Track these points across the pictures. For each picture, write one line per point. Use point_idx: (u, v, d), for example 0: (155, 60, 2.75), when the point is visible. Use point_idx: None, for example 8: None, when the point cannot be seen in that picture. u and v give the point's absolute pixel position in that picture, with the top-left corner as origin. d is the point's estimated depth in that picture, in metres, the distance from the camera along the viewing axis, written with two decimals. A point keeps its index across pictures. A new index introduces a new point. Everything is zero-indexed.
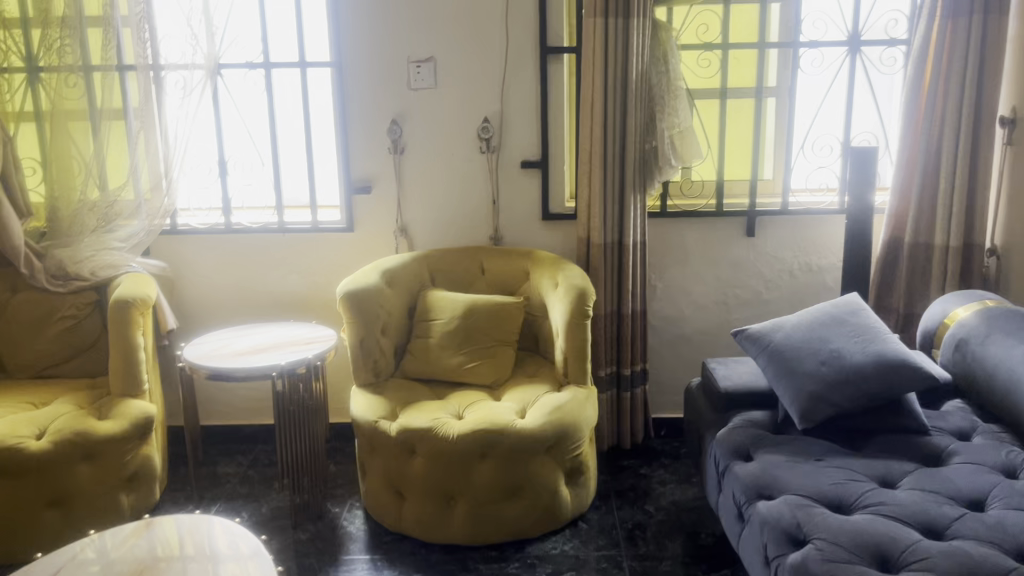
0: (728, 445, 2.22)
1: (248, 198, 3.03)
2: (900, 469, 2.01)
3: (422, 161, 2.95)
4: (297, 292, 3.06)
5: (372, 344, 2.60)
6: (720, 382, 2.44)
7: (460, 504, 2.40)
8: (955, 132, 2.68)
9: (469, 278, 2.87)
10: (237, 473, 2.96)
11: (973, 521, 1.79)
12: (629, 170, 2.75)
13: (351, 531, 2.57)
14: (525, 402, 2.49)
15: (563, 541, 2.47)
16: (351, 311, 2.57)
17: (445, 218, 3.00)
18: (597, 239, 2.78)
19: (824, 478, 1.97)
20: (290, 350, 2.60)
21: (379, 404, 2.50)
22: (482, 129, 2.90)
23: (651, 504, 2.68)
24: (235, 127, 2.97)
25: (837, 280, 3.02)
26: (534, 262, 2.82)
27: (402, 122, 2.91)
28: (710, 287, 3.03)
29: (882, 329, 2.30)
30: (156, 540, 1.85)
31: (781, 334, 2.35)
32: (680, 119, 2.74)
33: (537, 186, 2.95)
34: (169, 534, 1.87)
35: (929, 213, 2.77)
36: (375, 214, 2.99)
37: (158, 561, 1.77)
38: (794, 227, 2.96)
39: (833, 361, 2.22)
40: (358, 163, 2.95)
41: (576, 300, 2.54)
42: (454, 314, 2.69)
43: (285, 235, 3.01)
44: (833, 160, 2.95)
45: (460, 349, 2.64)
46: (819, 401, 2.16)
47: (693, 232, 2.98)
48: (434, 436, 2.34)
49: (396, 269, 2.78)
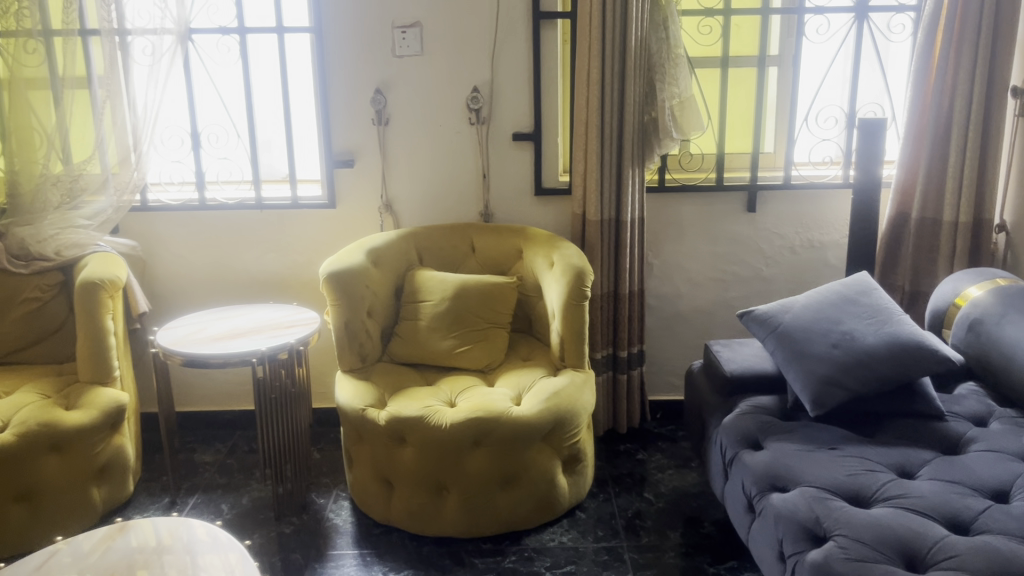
0: (736, 432, 2.12)
1: (223, 172, 2.87)
2: (918, 458, 1.92)
3: (408, 133, 2.79)
4: (276, 272, 2.91)
5: (357, 327, 2.46)
6: (725, 365, 2.33)
7: (453, 495, 2.28)
8: (967, 103, 2.56)
9: (459, 256, 2.73)
10: (215, 461, 2.82)
11: (999, 513, 1.69)
12: (628, 142, 2.61)
13: (337, 523, 2.45)
14: (520, 388, 2.37)
15: (560, 532, 2.36)
16: (335, 293, 2.43)
17: (432, 194, 2.85)
18: (593, 214, 2.65)
19: (840, 468, 1.87)
20: (270, 334, 2.45)
21: (366, 391, 2.37)
22: (471, 99, 2.74)
23: (650, 491, 2.57)
24: (208, 97, 2.79)
25: (839, 257, 2.91)
26: (527, 240, 2.69)
27: (386, 91, 2.75)
28: (708, 265, 2.91)
29: (896, 309, 2.19)
30: (134, 540, 1.72)
31: (790, 315, 2.24)
32: (682, 88, 2.60)
33: (529, 160, 2.81)
34: (147, 533, 1.74)
35: (937, 188, 2.66)
36: (358, 189, 2.83)
37: (144, 559, 1.65)
38: (797, 202, 2.85)
39: (846, 344, 2.11)
40: (339, 135, 2.79)
41: (573, 280, 2.42)
42: (445, 295, 2.55)
43: (262, 211, 2.85)
44: (837, 133, 2.83)
45: (450, 331, 2.51)
46: (831, 385, 2.05)
47: (691, 208, 2.85)
48: (426, 425, 2.22)
49: (383, 247, 2.63)
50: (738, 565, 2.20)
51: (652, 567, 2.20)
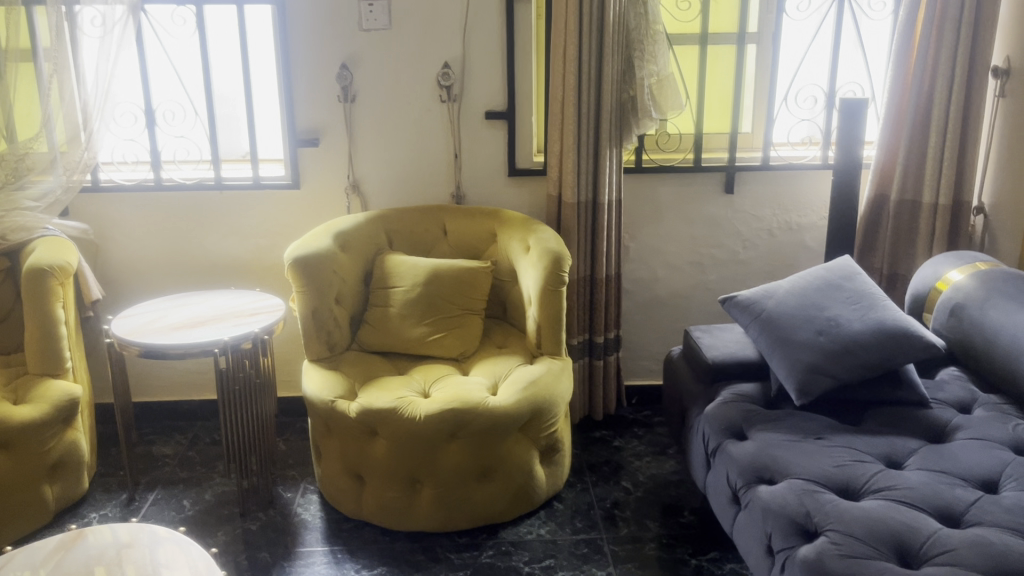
0: (719, 422, 2.06)
1: (180, 152, 2.72)
2: (905, 447, 1.88)
3: (377, 110, 2.67)
4: (237, 256, 2.78)
5: (325, 315, 2.35)
6: (706, 352, 2.27)
7: (427, 488, 2.20)
8: (949, 84, 2.52)
9: (430, 240, 2.63)
10: (176, 454, 2.70)
11: (991, 505, 1.66)
12: (605, 121, 2.53)
13: (305, 519, 2.35)
14: (496, 377, 2.29)
15: (537, 525, 2.30)
16: (301, 278, 2.32)
17: (401, 174, 2.74)
18: (570, 196, 2.57)
19: (828, 459, 1.82)
20: (233, 323, 2.33)
21: (335, 381, 2.27)
22: (442, 75, 2.63)
23: (628, 479, 2.52)
24: (162, 71, 2.64)
25: (817, 240, 2.87)
26: (501, 222, 2.60)
27: (352, 66, 2.63)
28: (685, 248, 2.85)
29: (880, 294, 2.15)
30: (93, 546, 1.61)
31: (773, 301, 2.19)
32: (660, 66, 2.52)
33: (503, 140, 2.71)
34: (107, 540, 1.62)
35: (916, 169, 2.62)
36: (324, 169, 2.71)
37: (109, 562, 1.55)
38: (775, 183, 2.80)
39: (830, 331, 2.06)
40: (303, 112, 2.66)
41: (551, 265, 2.34)
42: (416, 280, 2.45)
43: (222, 192, 2.71)
44: (817, 112, 2.77)
45: (422, 319, 2.42)
46: (816, 373, 2.00)
47: (668, 189, 2.78)
48: (399, 417, 2.13)
49: (351, 230, 2.52)
50: (720, 556, 2.15)
51: (632, 560, 2.15)
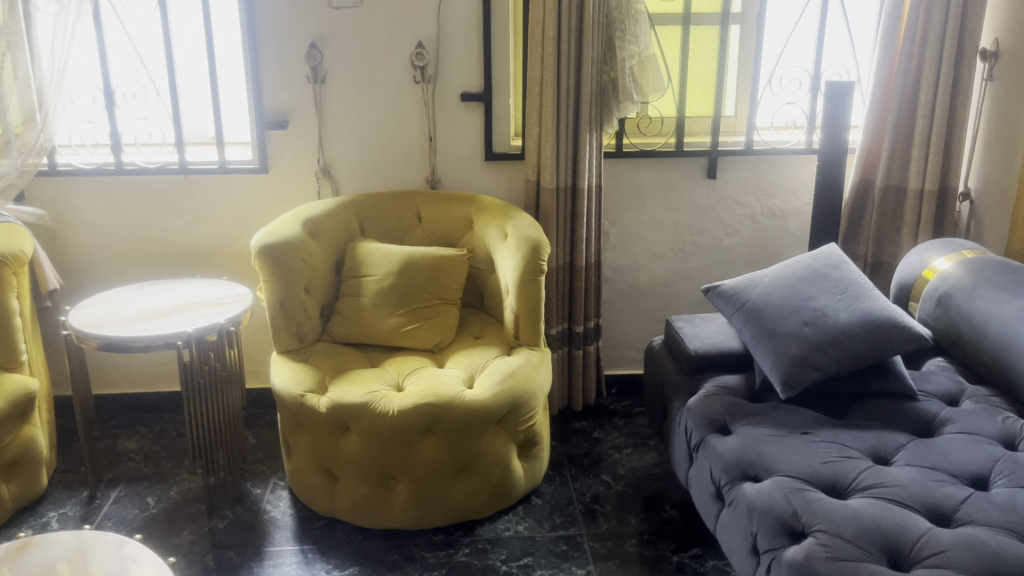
0: (702, 415, 2.00)
1: (142, 134, 2.60)
2: (893, 442, 1.82)
3: (348, 92, 2.57)
4: (202, 242, 2.67)
5: (294, 305, 2.26)
6: (688, 343, 2.21)
7: (401, 485, 2.13)
8: (936, 67, 2.45)
9: (404, 227, 2.54)
10: (140, 448, 2.60)
11: (982, 502, 1.61)
12: (585, 104, 2.44)
13: (275, 516, 2.26)
14: (473, 369, 2.21)
15: (515, 521, 2.23)
16: (268, 268, 2.22)
17: (373, 158, 2.64)
18: (549, 182, 2.49)
19: (815, 455, 1.77)
20: (199, 313, 2.23)
21: (305, 375, 2.19)
22: (416, 55, 2.53)
23: (608, 473, 2.45)
24: (122, 50, 2.52)
25: (801, 226, 2.81)
26: (477, 209, 2.51)
27: (322, 45, 2.52)
28: (667, 234, 2.78)
29: (867, 284, 2.09)
30: (55, 545, 1.54)
31: (758, 291, 2.13)
32: (642, 46, 2.44)
33: (479, 123, 2.62)
34: (71, 539, 1.56)
35: (902, 155, 2.56)
36: (293, 153, 2.61)
37: (72, 560, 1.49)
38: (759, 168, 2.73)
39: (817, 321, 2.00)
40: (270, 93, 2.55)
41: (529, 253, 2.27)
42: (390, 269, 2.37)
43: (187, 177, 2.60)
44: (802, 96, 2.70)
45: (396, 309, 2.33)
46: (803, 365, 1.94)
47: (649, 174, 2.71)
48: (371, 412, 2.05)
49: (321, 217, 2.42)
50: (703, 553, 2.10)
51: (613, 557, 2.09)
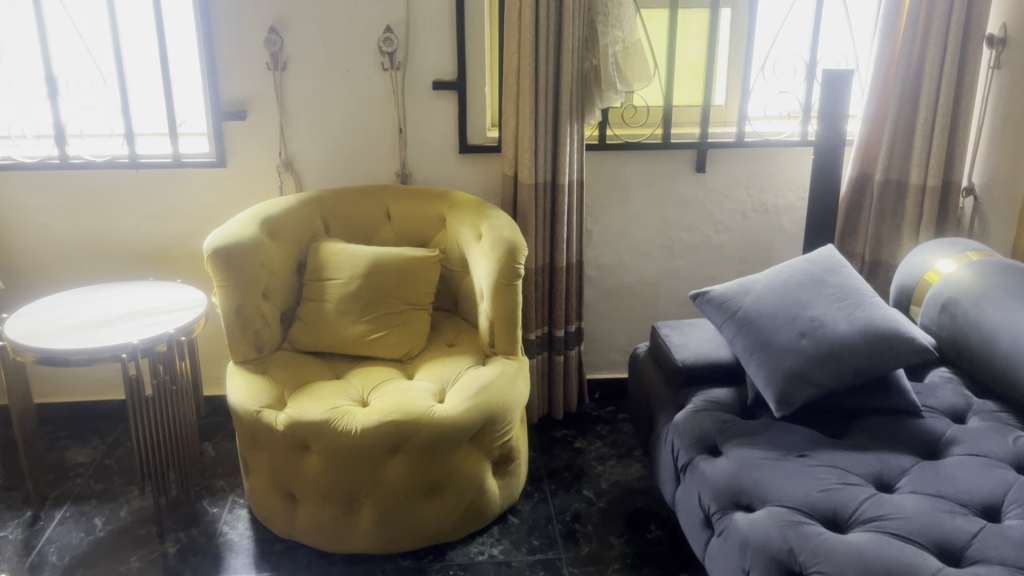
0: (690, 434, 1.86)
1: (88, 125, 2.41)
2: (897, 466, 1.68)
3: (312, 80, 2.39)
4: (156, 241, 2.49)
5: (251, 312, 2.10)
6: (676, 353, 2.06)
7: (366, 508, 1.97)
8: (940, 55, 2.29)
9: (372, 225, 2.38)
10: (91, 462, 2.43)
11: (995, 537, 1.46)
12: (565, 93, 2.27)
13: (231, 539, 2.11)
14: (444, 382, 2.05)
15: (490, 544, 2.08)
16: (222, 272, 2.05)
17: (339, 150, 2.46)
18: (526, 177, 2.32)
19: (813, 482, 1.62)
20: (146, 322, 2.07)
21: (262, 388, 2.02)
22: (383, 40, 2.35)
23: (590, 488, 2.31)
24: (64, 33, 2.32)
25: (794, 222, 2.66)
26: (450, 206, 2.35)
27: (282, 30, 2.34)
28: (653, 232, 2.62)
29: (868, 290, 1.94)
30: None
31: (750, 299, 1.97)
32: (626, 31, 2.26)
33: (453, 113, 2.44)
34: None
35: (903, 148, 2.41)
36: (253, 145, 2.43)
37: None
38: (750, 161, 2.57)
39: (814, 332, 1.85)
40: (227, 81, 2.37)
41: (505, 256, 2.10)
42: (355, 272, 2.20)
43: (138, 171, 2.42)
44: (797, 84, 2.54)
45: (362, 315, 2.17)
46: (799, 380, 1.80)
47: (635, 167, 2.54)
48: (332, 431, 1.89)
49: (282, 216, 2.25)
50: None
51: None
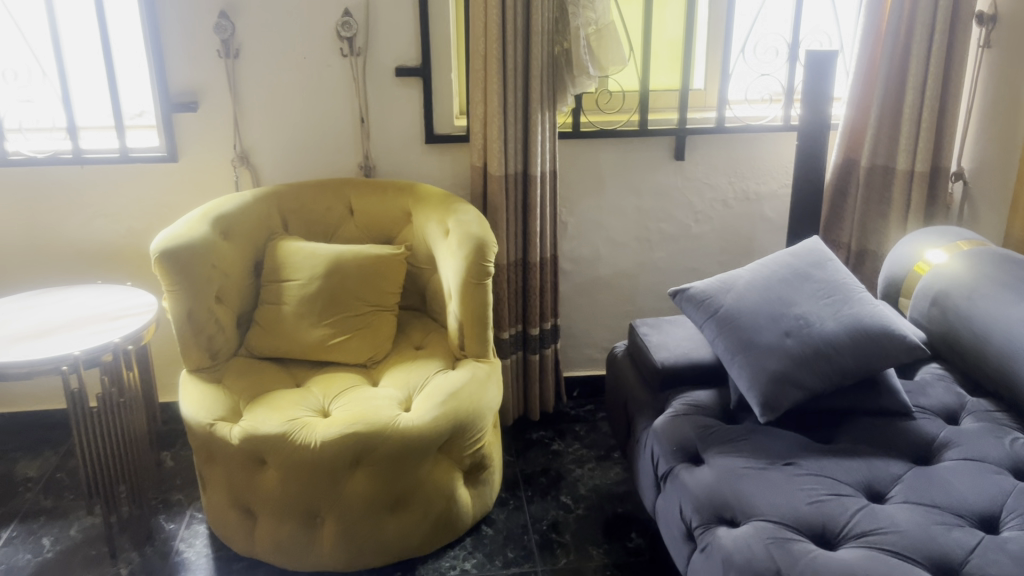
0: (671, 441, 1.76)
1: (27, 119, 2.27)
2: (888, 473, 1.58)
3: (266, 68, 2.25)
4: (106, 241, 2.35)
5: (203, 317, 1.97)
6: (654, 354, 1.95)
7: (328, 524, 1.85)
8: (929, 33, 2.18)
9: (334, 221, 2.25)
10: (41, 476, 2.30)
11: (994, 551, 1.37)
12: (535, 79, 2.14)
13: (188, 558, 1.99)
14: (410, 389, 1.94)
15: (462, 557, 1.97)
16: (170, 276, 1.92)
17: (298, 143, 2.33)
18: (496, 168, 2.19)
19: (800, 493, 1.52)
20: (89, 330, 1.93)
21: (216, 399, 1.90)
22: (342, 24, 2.21)
23: (567, 494, 2.20)
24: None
25: (776, 210, 2.55)
26: (416, 199, 2.22)
27: (233, 15, 2.19)
28: (631, 222, 2.51)
29: (856, 284, 1.84)
30: None
31: (732, 296, 1.86)
32: (599, 12, 2.14)
33: (418, 101, 2.31)
34: None
35: (889, 133, 2.30)
36: (206, 138, 2.29)
37: None
38: (731, 147, 2.46)
39: (799, 331, 1.75)
40: (176, 71, 2.22)
41: (473, 254, 1.98)
42: (315, 272, 2.07)
43: (83, 168, 2.27)
44: (779, 66, 2.42)
45: (322, 318, 2.05)
46: (784, 383, 1.69)
47: (610, 156, 2.43)
48: (290, 444, 1.77)
49: (235, 214, 2.12)
50: None
51: None
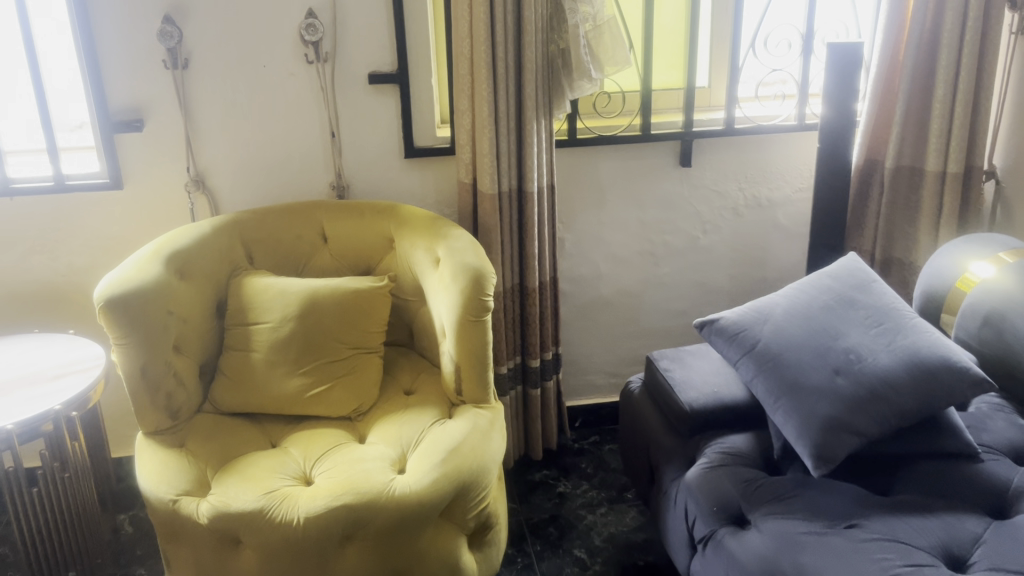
0: (710, 499, 1.53)
1: None
2: (966, 533, 1.37)
3: (221, 79, 1.97)
4: (42, 281, 2.06)
5: (160, 372, 1.70)
6: (679, 394, 1.73)
7: None
8: (961, 21, 1.97)
9: (305, 251, 1.99)
10: None
11: None
12: (529, 83, 1.90)
13: None
14: (404, 446, 1.69)
15: None
16: (116, 328, 1.64)
17: (262, 162, 2.06)
18: (487, 185, 1.95)
19: (871, 564, 1.30)
20: (26, 393, 1.65)
21: (179, 468, 1.63)
22: (306, 27, 1.94)
23: (581, 546, 1.97)
24: None
25: (790, 217, 2.34)
26: (399, 223, 1.97)
27: (180, 19, 1.91)
28: (634, 236, 2.28)
29: (906, 310, 1.63)
30: None
31: (769, 329, 1.65)
32: (597, 6, 1.91)
33: (395, 111, 2.05)
34: None
35: (917, 131, 2.10)
36: (154, 161, 2.01)
37: None
38: (741, 150, 2.24)
39: (851, 368, 1.53)
40: (117, 86, 1.94)
41: (469, 287, 1.73)
42: (287, 312, 1.82)
43: (12, 200, 1.99)
44: (793, 60, 2.20)
45: (298, 366, 1.79)
46: (839, 431, 1.48)
47: (611, 165, 2.19)
48: (267, 522, 1.51)
49: (192, 249, 1.85)
50: None
51: None
